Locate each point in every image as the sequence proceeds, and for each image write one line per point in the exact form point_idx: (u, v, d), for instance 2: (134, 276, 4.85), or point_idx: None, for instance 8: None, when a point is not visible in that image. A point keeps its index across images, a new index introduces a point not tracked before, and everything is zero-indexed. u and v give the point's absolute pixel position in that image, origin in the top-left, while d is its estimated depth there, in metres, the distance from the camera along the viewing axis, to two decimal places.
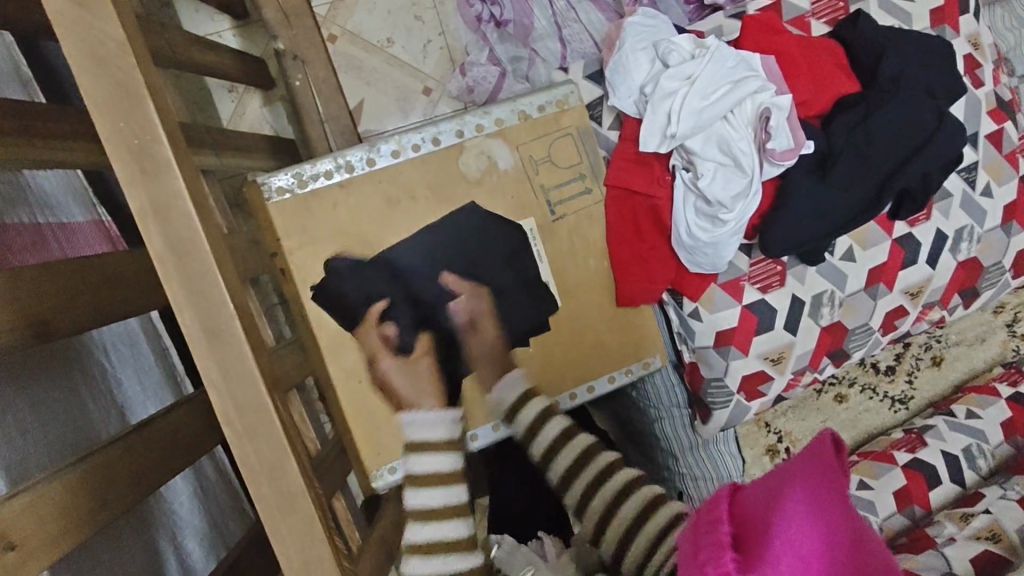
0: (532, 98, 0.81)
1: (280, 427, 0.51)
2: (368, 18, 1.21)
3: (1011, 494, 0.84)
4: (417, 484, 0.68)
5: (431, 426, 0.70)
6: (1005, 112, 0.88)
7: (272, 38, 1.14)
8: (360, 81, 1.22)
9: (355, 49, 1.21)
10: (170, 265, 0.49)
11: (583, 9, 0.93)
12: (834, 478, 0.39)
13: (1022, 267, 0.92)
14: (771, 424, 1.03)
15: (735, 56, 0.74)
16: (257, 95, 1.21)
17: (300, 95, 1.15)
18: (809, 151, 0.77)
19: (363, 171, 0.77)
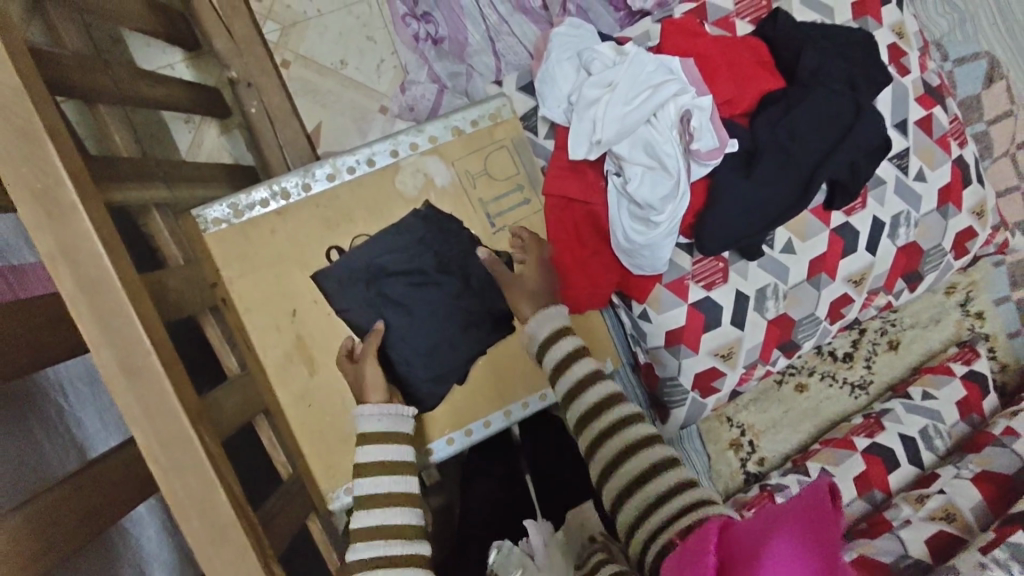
0: (465, 113, 0.82)
1: (206, 457, 0.51)
2: (319, 41, 1.22)
3: (965, 473, 0.85)
4: (365, 445, 0.66)
5: (378, 416, 0.68)
6: (934, 97, 0.90)
7: (224, 67, 1.15)
8: (315, 104, 1.23)
9: (308, 73, 1.22)
10: (85, 305, 0.50)
11: (516, 22, 0.95)
12: (824, 521, 0.37)
13: (963, 247, 0.93)
14: (732, 418, 1.04)
15: (654, 59, 0.75)
16: (213, 124, 1.20)
17: (257, 121, 1.16)
18: (734, 149, 0.78)
19: (300, 197, 0.78)
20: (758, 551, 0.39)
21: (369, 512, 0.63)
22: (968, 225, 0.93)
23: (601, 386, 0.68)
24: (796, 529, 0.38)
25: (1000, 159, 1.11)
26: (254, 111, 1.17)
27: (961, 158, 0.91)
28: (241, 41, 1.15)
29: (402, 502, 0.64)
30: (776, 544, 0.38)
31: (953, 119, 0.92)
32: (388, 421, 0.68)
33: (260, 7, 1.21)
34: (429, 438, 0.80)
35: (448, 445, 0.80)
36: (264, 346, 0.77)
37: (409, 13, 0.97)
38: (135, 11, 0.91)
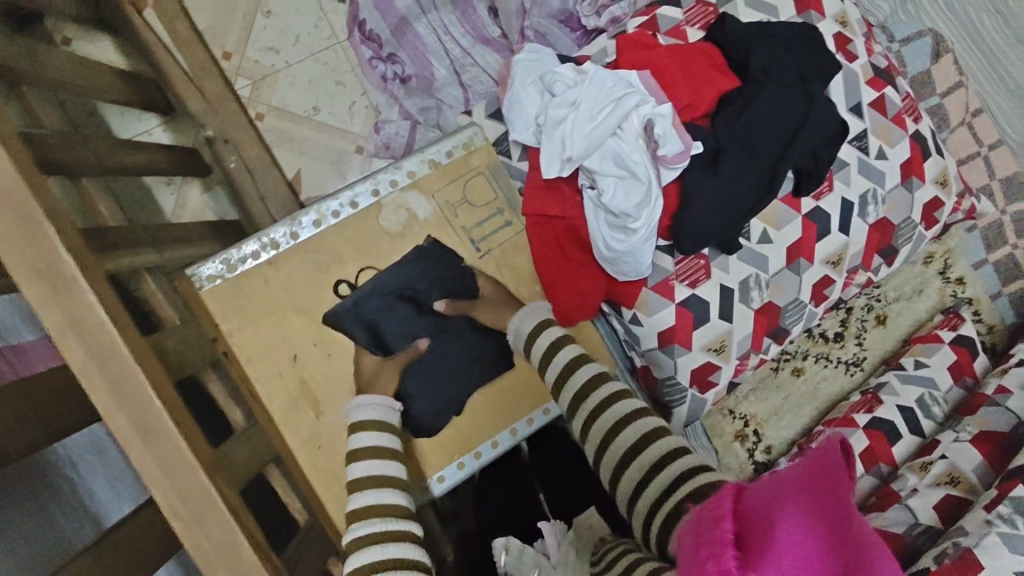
0: (439, 146, 0.85)
1: (226, 508, 0.52)
2: (291, 91, 1.26)
3: (964, 435, 0.87)
4: (356, 434, 0.72)
5: (368, 407, 0.74)
6: (883, 79, 0.94)
7: (199, 127, 1.20)
8: (293, 152, 1.26)
9: (282, 123, 1.25)
10: (95, 375, 0.51)
11: (479, 53, 0.98)
12: (832, 482, 0.39)
13: (932, 217, 0.97)
14: (735, 410, 1.07)
15: (614, 75, 0.79)
16: (195, 183, 1.22)
17: (238, 175, 1.21)
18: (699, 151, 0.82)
19: (289, 246, 0.80)
20: (771, 520, 0.41)
21: (364, 492, 0.67)
22: (934, 195, 0.96)
23: (602, 384, 0.70)
24: (807, 493, 0.40)
25: (956, 129, 1.16)
26: (234, 166, 1.21)
27: (918, 132, 0.95)
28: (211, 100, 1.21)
29: (393, 481, 0.69)
30: (789, 507, 0.40)
31: (904, 97, 0.95)
32: (377, 414, 0.74)
33: (229, 66, 1.24)
34: (439, 465, 0.81)
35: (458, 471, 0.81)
36: (268, 395, 0.78)
37: (374, 56, 1.00)
38: (107, 85, 0.95)
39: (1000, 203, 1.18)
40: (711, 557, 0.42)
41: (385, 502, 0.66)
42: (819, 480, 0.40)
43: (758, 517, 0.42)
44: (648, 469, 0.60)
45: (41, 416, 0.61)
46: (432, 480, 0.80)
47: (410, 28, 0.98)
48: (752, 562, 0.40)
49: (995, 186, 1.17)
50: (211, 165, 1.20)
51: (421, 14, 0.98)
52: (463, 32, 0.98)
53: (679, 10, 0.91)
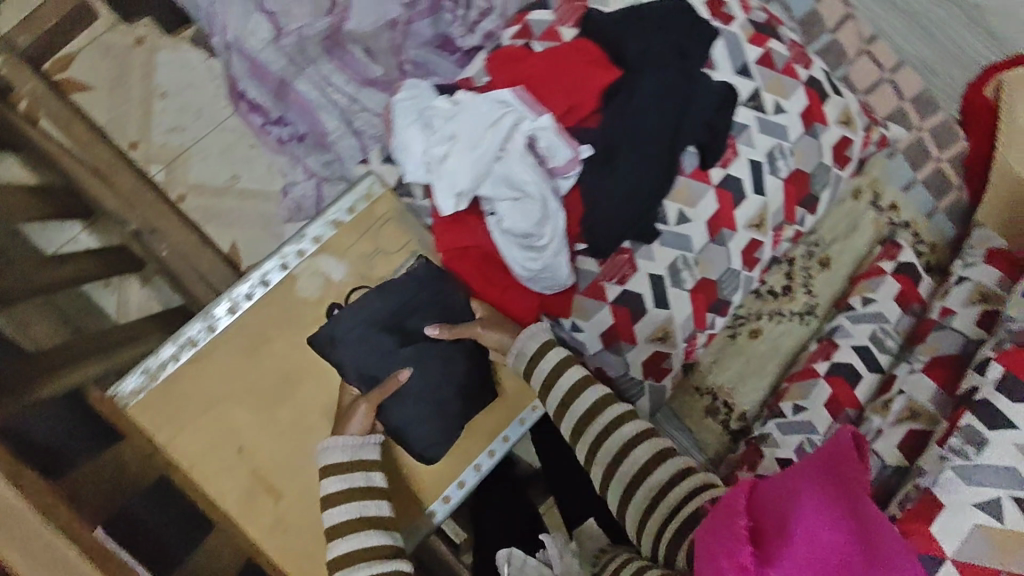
0: (339, 204, 0.83)
1: None
2: (205, 166, 1.24)
3: (917, 366, 0.88)
4: (327, 478, 0.71)
5: (339, 449, 0.72)
6: (766, 33, 0.93)
7: (121, 223, 1.12)
8: (224, 225, 1.24)
9: (206, 200, 1.24)
10: None
11: (367, 98, 0.94)
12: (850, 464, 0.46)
13: (843, 157, 0.97)
14: (700, 387, 1.09)
15: (489, 98, 0.78)
16: (133, 279, 1.21)
17: (173, 263, 1.14)
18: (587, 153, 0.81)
19: (208, 340, 0.78)
20: (790, 505, 0.46)
21: (345, 538, 0.67)
22: (841, 135, 0.96)
23: (607, 409, 0.71)
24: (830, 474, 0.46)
25: (858, 59, 1.16)
26: (166, 255, 1.14)
27: (811, 78, 0.95)
28: (127, 194, 1.12)
29: (373, 520, 0.69)
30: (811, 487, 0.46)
31: (790, 46, 0.95)
32: (349, 454, 0.73)
33: (138, 155, 1.23)
34: (426, 499, 0.81)
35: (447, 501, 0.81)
36: (222, 493, 0.75)
37: (264, 121, 0.97)
38: (20, 203, 0.92)
39: (916, 122, 1.18)
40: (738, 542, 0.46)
41: (367, 545, 0.67)
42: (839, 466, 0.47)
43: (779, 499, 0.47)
44: (660, 488, 0.65)
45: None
46: (427, 512, 0.80)
47: (292, 88, 0.93)
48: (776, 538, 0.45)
49: (908, 107, 1.18)
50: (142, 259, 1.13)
51: (299, 72, 0.92)
52: (346, 79, 0.93)
53: (549, 11, 0.90)
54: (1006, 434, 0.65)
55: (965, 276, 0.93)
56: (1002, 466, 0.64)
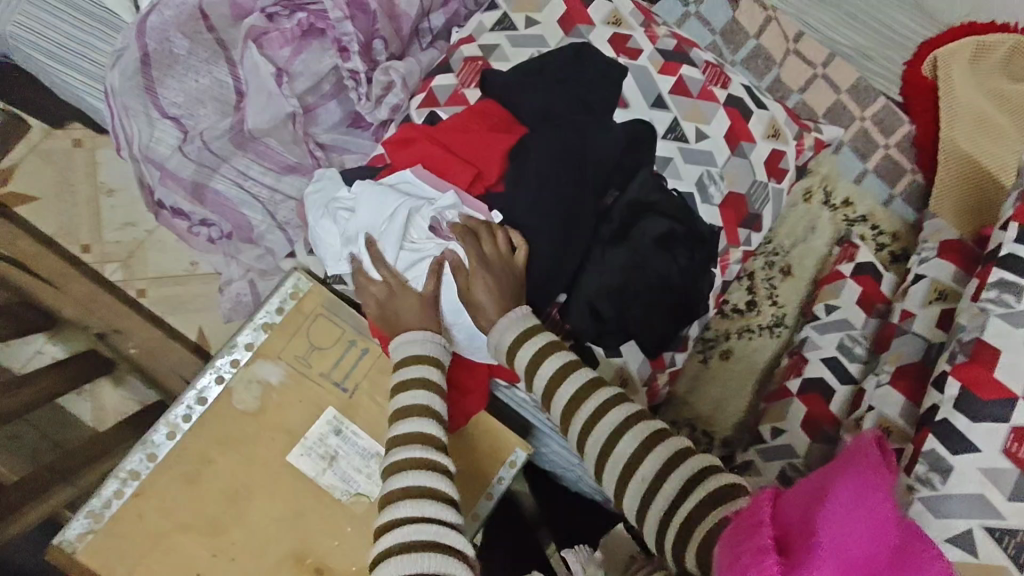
0: (266, 307, 0.83)
1: None
2: (162, 257, 1.42)
3: (884, 378, 0.84)
4: (399, 417, 0.69)
5: (419, 341, 0.73)
6: (676, 60, 0.91)
7: (86, 329, 1.30)
8: (186, 314, 1.40)
9: (170, 288, 1.41)
10: None
11: (286, 186, 0.96)
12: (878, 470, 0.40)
13: (779, 169, 0.94)
14: (675, 420, 1.05)
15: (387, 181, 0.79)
16: (104, 383, 1.30)
17: (141, 359, 1.32)
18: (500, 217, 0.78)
19: (150, 469, 0.77)
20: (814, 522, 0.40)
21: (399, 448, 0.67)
22: (771, 150, 0.93)
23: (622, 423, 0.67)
24: (856, 470, 0.41)
25: (787, 60, 1.12)
26: (133, 351, 1.33)
27: (731, 97, 0.92)
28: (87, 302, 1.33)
29: (425, 426, 0.68)
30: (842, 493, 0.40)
31: (704, 68, 0.93)
32: (427, 347, 0.74)
33: (91, 257, 1.40)
34: (497, 464, 0.81)
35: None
36: None
37: (189, 225, 0.97)
38: None
39: (856, 113, 1.14)
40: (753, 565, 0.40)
41: (416, 477, 0.63)
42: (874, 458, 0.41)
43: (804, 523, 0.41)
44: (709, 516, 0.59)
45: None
46: (495, 480, 0.80)
47: (209, 189, 0.95)
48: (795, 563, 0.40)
49: (846, 99, 1.14)
50: (113, 358, 1.30)
51: (212, 172, 0.94)
52: (264, 169, 0.95)
53: (453, 75, 0.89)
54: (971, 457, 0.62)
55: (920, 274, 0.90)
56: (970, 493, 0.61)
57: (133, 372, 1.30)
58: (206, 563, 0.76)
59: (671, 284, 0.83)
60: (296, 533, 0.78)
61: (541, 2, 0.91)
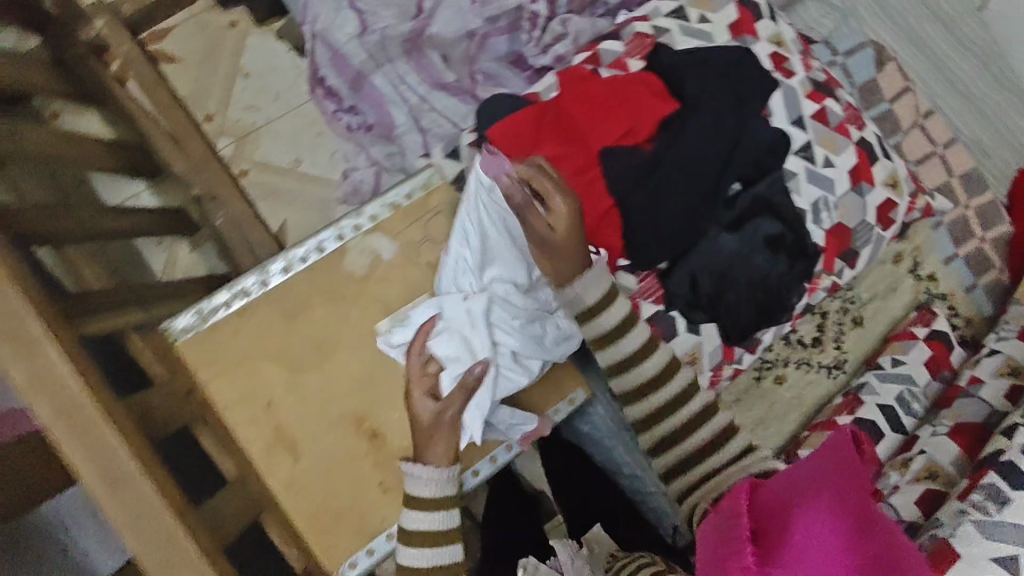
0: (399, 189, 0.88)
1: (186, 533, 0.54)
2: (272, 145, 1.42)
3: (942, 429, 0.89)
4: (412, 510, 0.70)
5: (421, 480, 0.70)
6: (823, 92, 0.97)
7: (185, 189, 1.31)
8: (279, 204, 1.41)
9: (266, 176, 1.41)
10: (51, 411, 0.53)
11: (437, 99, 1.02)
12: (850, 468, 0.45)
13: (888, 219, 0.99)
14: None
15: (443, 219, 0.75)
16: (183, 243, 1.35)
17: (223, 230, 1.31)
18: (636, 165, 0.83)
19: (259, 294, 0.82)
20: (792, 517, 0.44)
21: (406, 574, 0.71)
22: (886, 197, 0.98)
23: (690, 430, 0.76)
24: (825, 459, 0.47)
25: (911, 131, 1.18)
26: (219, 223, 1.32)
27: (863, 139, 0.97)
28: (195, 160, 1.34)
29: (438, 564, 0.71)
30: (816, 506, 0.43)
31: (847, 106, 0.98)
32: (432, 486, 0.70)
33: (211, 126, 1.42)
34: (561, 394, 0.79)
35: (368, 558, 0.79)
36: (246, 440, 0.79)
37: (337, 109, 1.04)
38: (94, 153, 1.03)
39: (962, 199, 1.19)
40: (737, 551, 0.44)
41: None
42: (844, 467, 0.45)
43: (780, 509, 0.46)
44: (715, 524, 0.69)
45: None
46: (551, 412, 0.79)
47: (367, 81, 1.01)
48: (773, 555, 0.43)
49: (955, 184, 1.19)
50: (198, 223, 1.31)
51: (376, 67, 1.00)
52: (419, 80, 1.01)
53: (620, 43, 0.96)
54: None
55: (996, 349, 0.95)
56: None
57: (210, 240, 1.35)
58: (280, 397, 0.80)
59: (769, 282, 0.88)
60: (360, 398, 0.82)
61: (717, 5, 0.97)
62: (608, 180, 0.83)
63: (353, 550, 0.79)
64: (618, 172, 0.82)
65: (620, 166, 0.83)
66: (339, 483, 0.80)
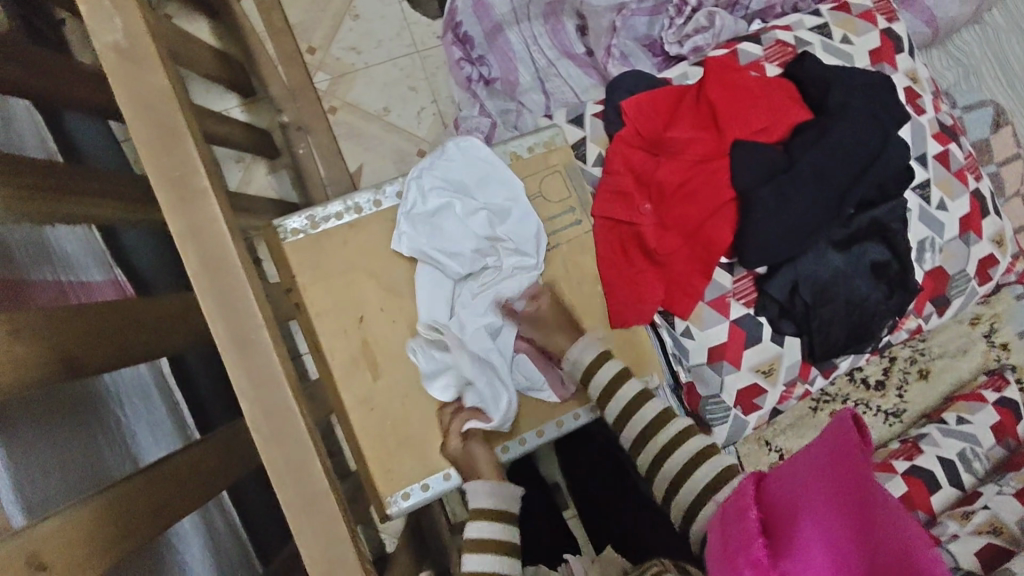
0: (521, 140, 0.88)
1: (298, 411, 0.55)
2: (366, 90, 1.34)
3: (1007, 489, 0.88)
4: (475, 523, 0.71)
5: (486, 492, 0.72)
6: (948, 135, 0.97)
7: (277, 112, 1.28)
8: (359, 147, 1.34)
9: (354, 119, 1.34)
10: (198, 263, 0.54)
11: (562, 66, 1.04)
12: (846, 455, 0.44)
13: (986, 274, 0.98)
14: (767, 444, 1.08)
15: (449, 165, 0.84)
16: (262, 163, 1.30)
17: (304, 160, 1.27)
18: (772, 161, 0.83)
19: (370, 212, 0.83)
20: (794, 506, 0.46)
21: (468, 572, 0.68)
22: (989, 252, 0.97)
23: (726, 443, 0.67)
24: (823, 443, 0.47)
25: (1014, 198, 1.17)
26: (301, 152, 1.28)
27: (978, 190, 0.97)
28: (294, 88, 1.28)
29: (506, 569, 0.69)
30: (816, 498, 0.45)
31: (968, 155, 0.98)
32: (494, 499, 0.72)
33: (312, 59, 1.34)
34: None
35: (424, 491, 0.79)
36: (331, 350, 0.80)
37: (463, 57, 1.03)
38: (203, 57, 1.03)
39: None
40: (742, 540, 0.46)
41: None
42: (829, 450, 0.46)
43: (787, 503, 0.47)
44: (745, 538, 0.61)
45: (90, 341, 0.65)
46: None
47: (502, 35, 1.03)
48: (779, 545, 0.45)
49: None
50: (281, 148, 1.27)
51: (514, 23, 1.03)
52: (551, 45, 1.04)
53: (761, 46, 0.96)
54: None
55: None
56: None
57: (289, 167, 1.29)
58: (371, 315, 0.81)
59: (863, 304, 0.88)
60: None
61: (862, 29, 0.97)
62: (738, 171, 0.83)
63: (410, 479, 0.79)
64: (750, 166, 0.83)
65: (753, 158, 0.83)
66: (410, 411, 0.80)
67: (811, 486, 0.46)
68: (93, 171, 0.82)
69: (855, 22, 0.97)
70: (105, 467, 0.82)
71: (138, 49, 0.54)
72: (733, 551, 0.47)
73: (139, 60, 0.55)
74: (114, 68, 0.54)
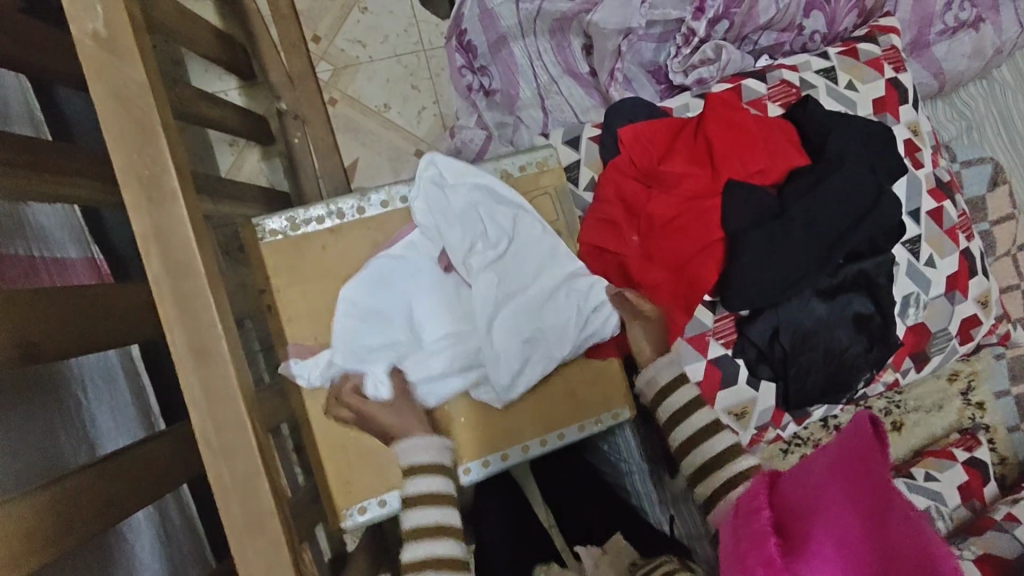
0: (514, 158, 0.86)
1: (252, 427, 0.53)
2: (368, 84, 1.32)
3: (967, 554, 0.88)
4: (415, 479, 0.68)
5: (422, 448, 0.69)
6: (944, 192, 0.96)
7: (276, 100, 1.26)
8: (356, 141, 1.32)
9: (352, 112, 1.32)
10: (161, 267, 0.53)
11: (564, 84, 1.02)
12: (868, 462, 0.38)
13: (968, 334, 0.97)
14: None
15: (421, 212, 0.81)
16: (256, 149, 1.27)
17: (297, 151, 1.23)
18: (765, 205, 0.82)
19: (353, 219, 0.81)
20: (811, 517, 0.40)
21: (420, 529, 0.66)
22: (973, 313, 0.97)
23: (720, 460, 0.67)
24: (840, 445, 0.41)
25: (1004, 257, 1.16)
26: (296, 142, 1.24)
27: (969, 250, 0.96)
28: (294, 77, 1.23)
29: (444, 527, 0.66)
30: (832, 508, 0.39)
31: (962, 214, 0.97)
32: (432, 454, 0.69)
33: (316, 49, 1.31)
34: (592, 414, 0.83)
35: (381, 507, 0.78)
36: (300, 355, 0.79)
37: (466, 65, 1.03)
38: (206, 41, 1.00)
39: None
40: (752, 549, 0.41)
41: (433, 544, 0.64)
42: (850, 455, 0.40)
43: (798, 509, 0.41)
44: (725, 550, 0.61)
45: (51, 328, 0.62)
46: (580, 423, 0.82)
47: (506, 47, 1.01)
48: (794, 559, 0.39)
49: None
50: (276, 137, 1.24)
51: (519, 36, 1.01)
52: (555, 62, 1.02)
53: (765, 84, 0.95)
54: None
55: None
56: None
57: (283, 155, 1.27)
58: None
59: (842, 355, 0.87)
60: None
61: (868, 77, 0.96)
62: (729, 211, 0.83)
63: (369, 493, 0.78)
64: (742, 208, 0.82)
65: (746, 200, 0.82)
66: None
67: (830, 489, 0.40)
68: (76, 149, 0.79)
69: (862, 69, 0.96)
70: (61, 452, 0.80)
71: (117, 41, 0.52)
72: (741, 561, 0.41)
73: (119, 51, 0.53)
74: (91, 57, 0.52)
